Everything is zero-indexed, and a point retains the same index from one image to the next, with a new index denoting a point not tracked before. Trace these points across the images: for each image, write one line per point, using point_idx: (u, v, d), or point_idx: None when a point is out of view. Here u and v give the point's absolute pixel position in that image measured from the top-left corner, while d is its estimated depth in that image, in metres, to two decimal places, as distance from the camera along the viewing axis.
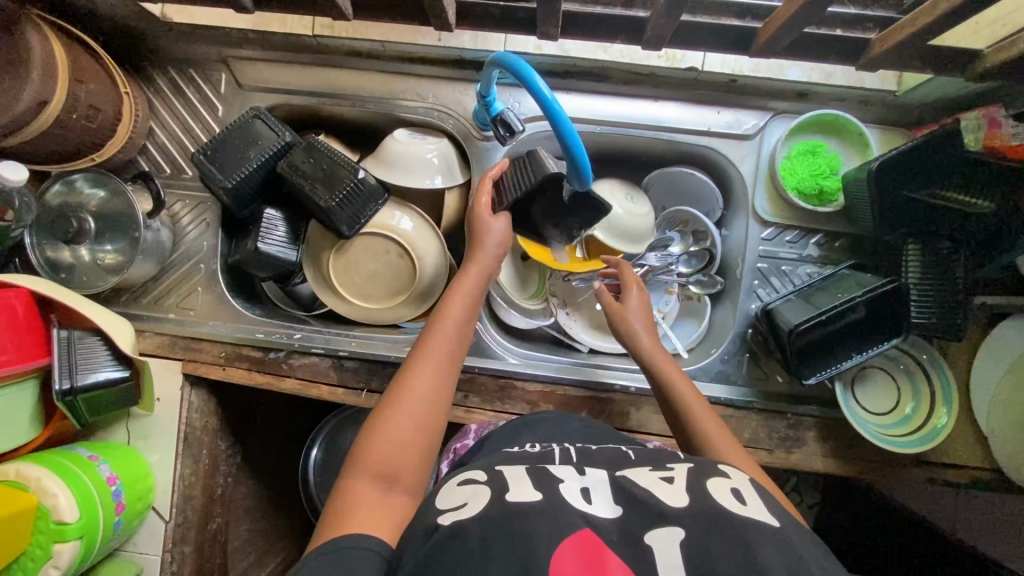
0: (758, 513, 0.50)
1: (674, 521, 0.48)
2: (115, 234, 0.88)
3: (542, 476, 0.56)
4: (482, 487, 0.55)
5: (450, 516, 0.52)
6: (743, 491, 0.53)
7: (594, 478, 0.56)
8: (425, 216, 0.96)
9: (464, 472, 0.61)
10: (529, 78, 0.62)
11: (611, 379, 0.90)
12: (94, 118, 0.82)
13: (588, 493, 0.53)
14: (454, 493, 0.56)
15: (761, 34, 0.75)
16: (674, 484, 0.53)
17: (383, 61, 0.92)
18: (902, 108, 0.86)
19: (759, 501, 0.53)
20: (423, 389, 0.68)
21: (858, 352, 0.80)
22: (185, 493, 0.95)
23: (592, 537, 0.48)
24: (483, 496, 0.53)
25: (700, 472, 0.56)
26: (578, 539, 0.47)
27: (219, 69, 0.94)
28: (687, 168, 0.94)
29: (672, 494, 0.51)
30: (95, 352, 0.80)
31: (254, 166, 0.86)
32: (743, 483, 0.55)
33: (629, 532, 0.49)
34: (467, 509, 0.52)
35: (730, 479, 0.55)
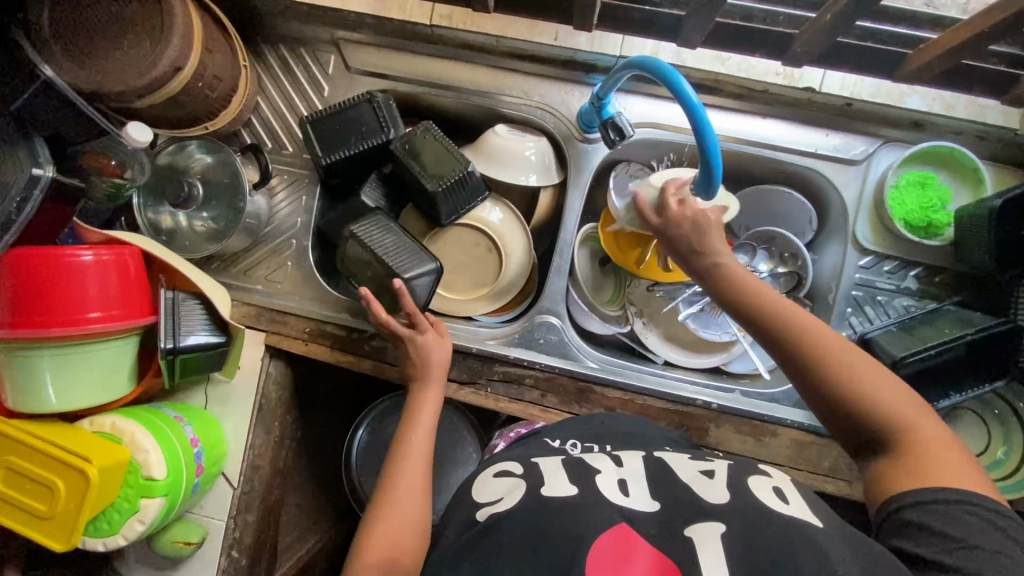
0: (801, 513, 0.54)
1: (719, 517, 0.53)
2: (218, 202, 0.90)
3: (578, 472, 0.63)
4: (520, 482, 0.64)
5: (487, 512, 0.61)
6: (784, 490, 0.58)
7: (630, 470, 0.63)
8: (515, 210, 0.96)
9: (497, 465, 0.71)
10: (678, 85, 0.62)
11: (692, 394, 0.89)
12: (215, 88, 0.84)
13: (625, 487, 0.59)
14: (491, 487, 0.65)
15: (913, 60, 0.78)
16: (714, 479, 0.59)
17: (492, 56, 0.93)
18: (1020, 148, 0.84)
19: (802, 501, 0.57)
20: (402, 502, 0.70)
21: (957, 392, 0.78)
22: (254, 463, 0.96)
23: (628, 531, 0.53)
24: (518, 492, 0.61)
25: (740, 469, 0.62)
26: (612, 535, 0.52)
27: (330, 51, 0.96)
28: (784, 188, 0.94)
29: (713, 491, 0.57)
30: (193, 316, 0.81)
31: (352, 150, 0.89)
32: (783, 482, 0.60)
33: (667, 526, 0.53)
34: (502, 504, 0.60)
35: (772, 478, 0.60)
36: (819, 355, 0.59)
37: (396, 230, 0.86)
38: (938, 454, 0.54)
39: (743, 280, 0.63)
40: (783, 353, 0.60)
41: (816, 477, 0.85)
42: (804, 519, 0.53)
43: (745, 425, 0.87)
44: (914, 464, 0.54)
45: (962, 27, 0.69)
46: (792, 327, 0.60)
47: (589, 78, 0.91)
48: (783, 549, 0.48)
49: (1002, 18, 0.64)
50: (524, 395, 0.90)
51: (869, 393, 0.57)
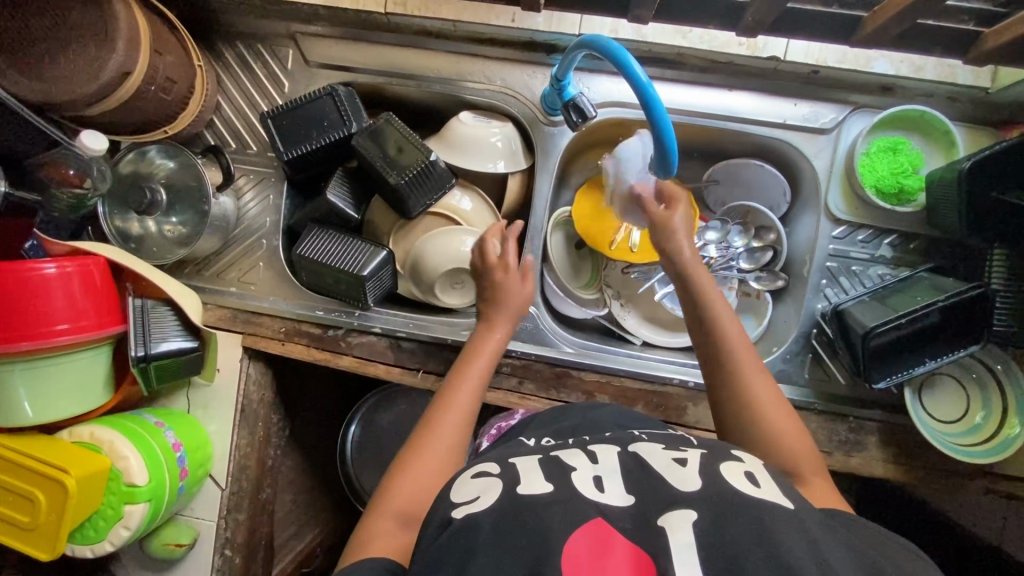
0: (773, 497, 0.52)
1: (690, 504, 0.50)
2: (184, 205, 0.89)
3: (555, 468, 0.58)
4: (493, 480, 0.58)
5: (464, 508, 0.55)
6: (756, 475, 0.56)
7: (606, 467, 0.59)
8: (485, 197, 0.95)
9: (473, 466, 0.63)
10: (625, 64, 0.59)
11: (665, 373, 0.89)
12: (170, 91, 0.83)
13: (600, 482, 0.56)
14: (468, 485, 0.59)
15: (865, 27, 0.74)
16: (686, 467, 0.56)
17: (453, 42, 0.91)
18: (991, 107, 0.83)
19: (775, 482, 0.55)
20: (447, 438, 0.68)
21: (932, 358, 0.78)
22: (240, 463, 0.97)
23: (602, 525, 0.50)
24: (493, 489, 0.56)
25: (713, 456, 0.59)
26: (588, 530, 0.49)
27: (287, 45, 0.94)
28: (756, 161, 0.92)
29: (683, 480, 0.54)
30: (164, 321, 0.82)
31: (314, 145, 0.88)
32: (757, 467, 0.58)
33: (642, 518, 0.51)
34: (478, 501, 0.55)
35: (743, 463, 0.57)
36: (746, 383, 0.67)
37: (339, 233, 0.90)
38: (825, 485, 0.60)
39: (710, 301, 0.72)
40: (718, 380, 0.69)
41: None
42: (774, 501, 0.51)
43: None
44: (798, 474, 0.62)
45: None
46: (731, 348, 0.69)
47: (550, 59, 0.90)
48: (736, 534, 0.46)
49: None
50: (502, 383, 0.90)
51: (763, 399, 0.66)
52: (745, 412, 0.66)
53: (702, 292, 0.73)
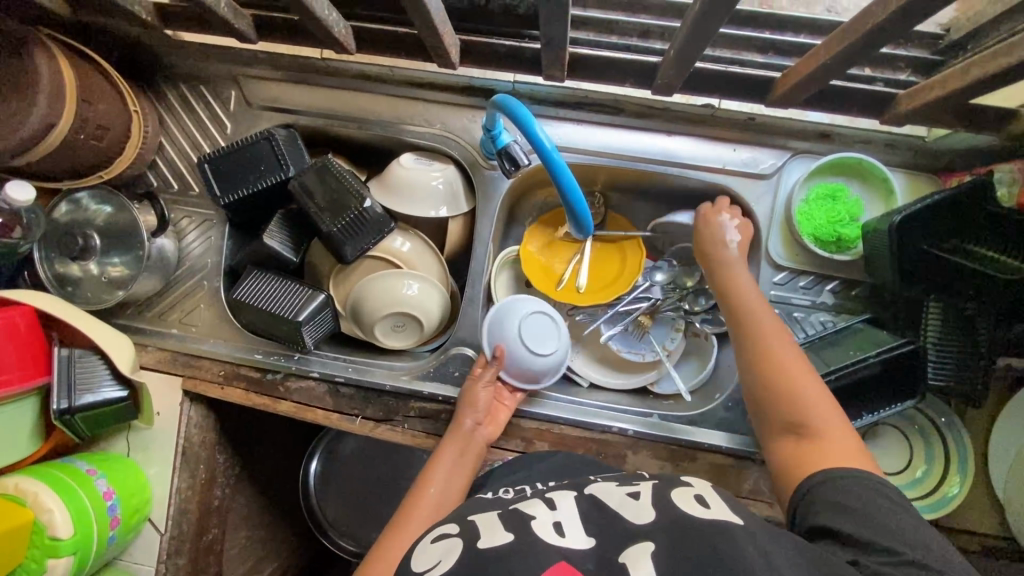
0: (724, 515, 0.53)
1: (647, 537, 0.51)
2: (121, 249, 0.89)
3: (514, 517, 0.57)
4: (456, 541, 0.55)
5: (425, 575, 0.52)
6: (707, 498, 0.57)
7: (565, 511, 0.57)
8: (427, 239, 0.94)
9: (435, 527, 0.60)
10: (530, 130, 0.59)
11: (605, 421, 0.87)
12: (103, 138, 0.82)
13: (560, 528, 0.54)
14: (427, 553, 0.56)
15: (777, 89, 0.72)
16: (640, 500, 0.56)
17: (392, 86, 0.90)
18: (931, 155, 0.82)
19: (724, 505, 0.56)
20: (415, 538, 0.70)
21: (869, 412, 0.76)
22: (181, 507, 0.95)
23: (565, 568, 0.49)
24: (456, 551, 0.54)
25: (665, 485, 0.59)
26: (552, 574, 0.48)
27: (229, 87, 0.94)
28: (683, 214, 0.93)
29: (638, 512, 0.54)
30: (94, 370, 0.81)
31: (251, 189, 0.88)
32: (707, 491, 0.59)
33: (603, 559, 0.50)
34: (441, 565, 0.53)
35: (694, 488, 0.58)
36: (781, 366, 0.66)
37: (277, 277, 0.90)
38: (839, 451, 0.60)
39: (738, 282, 0.75)
40: (753, 364, 0.68)
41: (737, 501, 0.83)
42: (727, 519, 0.52)
43: (663, 450, 0.86)
44: (805, 452, 0.62)
45: (813, 54, 0.63)
46: (767, 335, 0.68)
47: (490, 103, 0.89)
48: None
49: (839, 49, 0.58)
50: (441, 430, 0.88)
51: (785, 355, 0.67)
52: (773, 381, 0.65)
53: (733, 271, 0.76)
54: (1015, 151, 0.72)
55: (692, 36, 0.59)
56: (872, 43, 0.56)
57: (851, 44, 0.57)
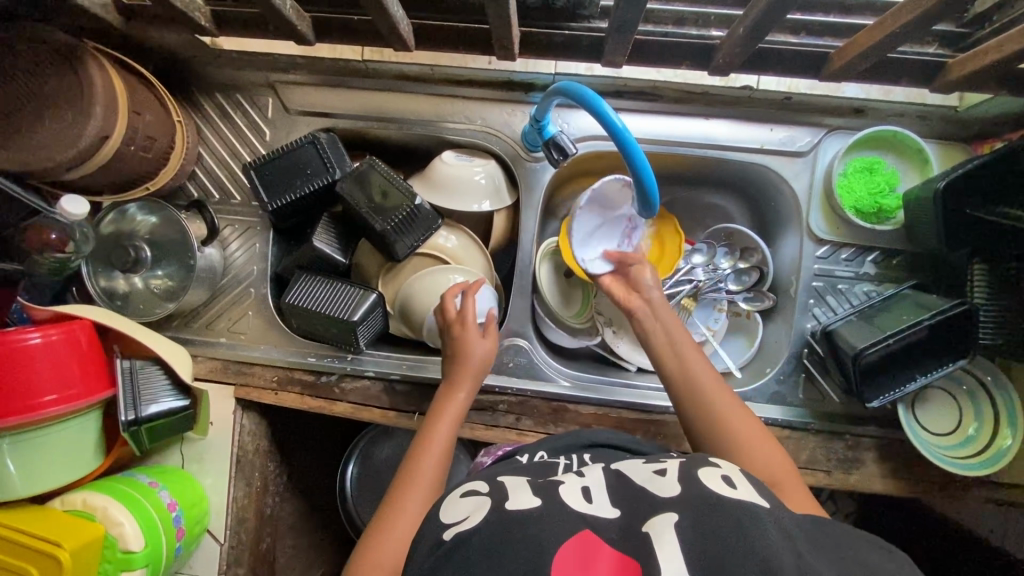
0: (750, 496, 0.51)
1: (672, 509, 0.50)
2: (169, 259, 0.89)
3: (545, 485, 0.58)
4: (483, 500, 0.57)
5: (453, 530, 0.53)
6: (733, 478, 0.55)
7: (595, 481, 0.59)
8: (472, 234, 0.96)
9: (461, 486, 0.62)
10: (601, 112, 0.61)
11: (660, 402, 0.89)
12: (150, 149, 0.83)
13: (589, 494, 0.55)
14: (458, 505, 0.57)
15: (834, 61, 0.72)
16: (667, 476, 0.56)
17: (431, 84, 0.92)
18: (962, 124, 0.84)
19: (751, 486, 0.54)
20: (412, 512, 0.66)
21: (923, 373, 0.78)
22: (238, 516, 0.95)
23: (592, 538, 0.49)
24: (483, 508, 0.55)
25: (693, 464, 0.58)
26: (577, 540, 0.49)
27: (266, 93, 0.94)
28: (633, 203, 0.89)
29: (665, 487, 0.54)
30: (154, 381, 0.81)
31: (298, 194, 0.88)
32: (736, 472, 0.57)
33: (628, 529, 0.50)
34: (468, 521, 0.54)
35: (720, 467, 0.56)
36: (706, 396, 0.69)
37: (327, 279, 0.90)
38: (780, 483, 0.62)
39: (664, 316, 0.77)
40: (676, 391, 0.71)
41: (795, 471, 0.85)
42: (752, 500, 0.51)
43: None
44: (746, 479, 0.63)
45: (879, 24, 0.64)
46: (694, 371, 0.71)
47: (530, 96, 0.91)
48: None
49: (912, 18, 0.59)
50: (499, 421, 0.89)
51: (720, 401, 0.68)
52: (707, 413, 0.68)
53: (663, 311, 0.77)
54: None
55: (761, 19, 0.61)
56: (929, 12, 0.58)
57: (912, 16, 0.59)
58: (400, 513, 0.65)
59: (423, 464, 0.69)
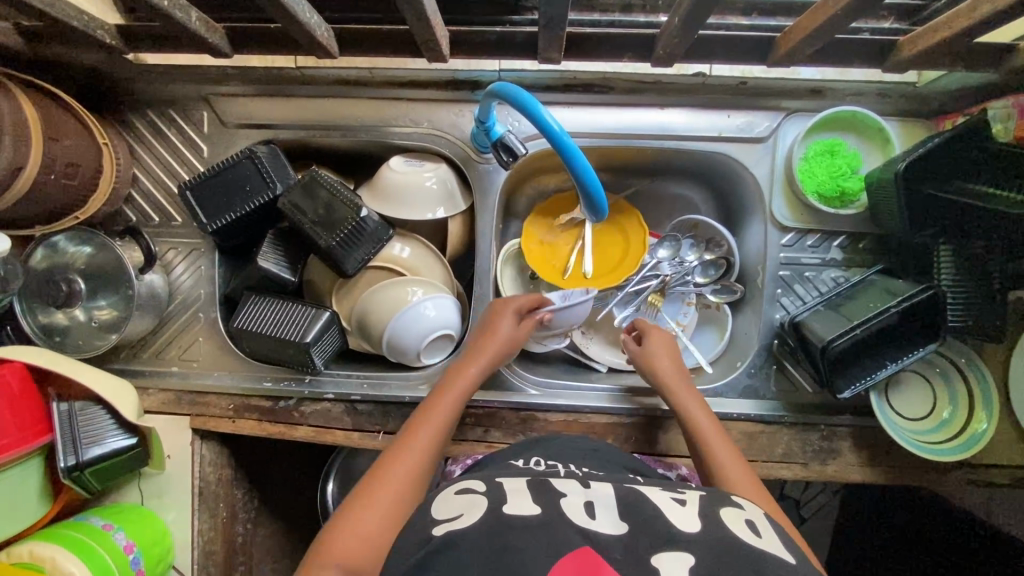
0: (774, 548, 0.49)
1: (687, 548, 0.47)
2: (107, 290, 0.84)
3: (543, 491, 0.56)
4: (480, 499, 0.55)
5: (445, 526, 0.51)
6: (758, 524, 0.53)
7: (600, 493, 0.55)
8: (428, 243, 0.92)
9: (461, 483, 0.60)
10: (537, 114, 0.58)
11: (632, 404, 0.86)
12: (74, 175, 0.78)
13: (591, 510, 0.52)
14: (450, 502, 0.56)
15: (779, 47, 0.69)
16: (685, 507, 0.53)
17: (372, 88, 0.88)
18: (922, 100, 0.82)
19: (776, 535, 0.52)
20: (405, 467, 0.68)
21: (892, 360, 0.76)
22: (206, 549, 0.92)
23: (593, 555, 0.46)
24: (478, 509, 0.53)
25: (713, 499, 0.55)
26: (574, 555, 0.46)
27: (199, 108, 0.89)
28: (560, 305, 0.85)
29: (683, 520, 0.51)
30: (98, 422, 0.77)
31: (239, 213, 0.84)
32: (758, 517, 0.55)
33: (634, 550, 0.47)
34: (462, 519, 0.52)
35: (743, 510, 0.54)
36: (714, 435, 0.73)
37: (277, 299, 0.86)
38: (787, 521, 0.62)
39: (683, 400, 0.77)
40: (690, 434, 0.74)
41: (770, 465, 0.83)
42: (776, 554, 0.48)
43: None
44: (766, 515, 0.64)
45: (821, 5, 0.60)
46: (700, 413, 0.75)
47: (476, 95, 0.87)
48: None
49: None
50: (467, 435, 0.86)
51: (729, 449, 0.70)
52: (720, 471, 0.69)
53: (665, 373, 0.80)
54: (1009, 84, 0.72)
55: (699, 6, 0.58)
56: None
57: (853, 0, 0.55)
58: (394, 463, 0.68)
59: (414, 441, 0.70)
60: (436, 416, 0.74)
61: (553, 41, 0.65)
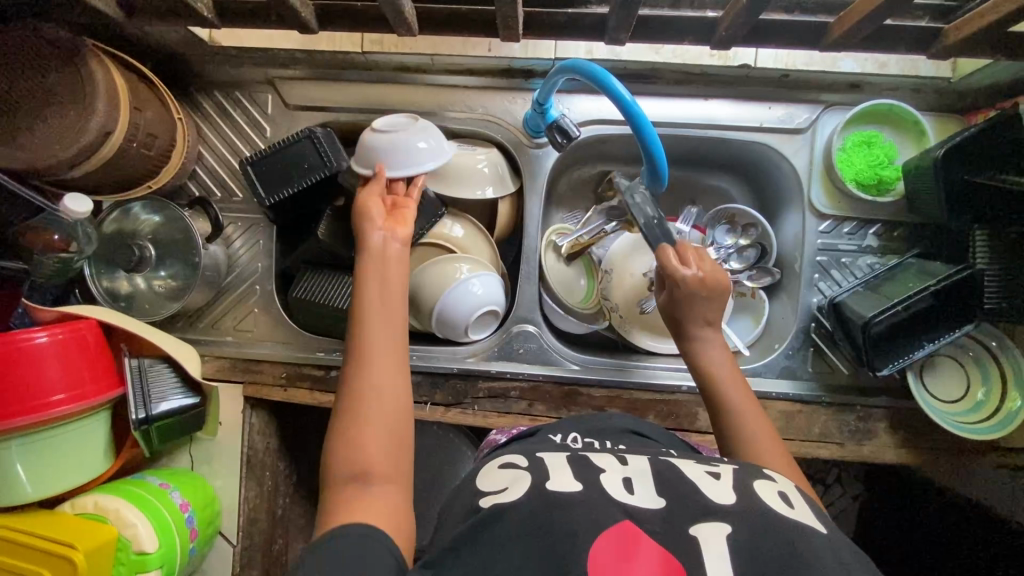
0: (806, 518, 0.51)
1: (724, 518, 0.50)
2: (172, 258, 0.88)
3: (584, 468, 0.57)
4: (523, 473, 0.57)
5: (491, 499, 0.55)
6: (789, 496, 0.55)
7: (636, 468, 0.58)
8: (478, 224, 0.95)
9: (504, 457, 0.64)
10: (607, 84, 0.63)
11: (673, 381, 0.89)
12: (151, 146, 0.82)
13: (630, 484, 0.55)
14: (495, 476, 0.59)
15: (834, 30, 0.73)
16: (720, 481, 0.55)
17: (431, 75, 0.92)
18: (955, 96, 0.86)
19: (807, 507, 0.54)
20: (384, 397, 0.61)
21: (931, 340, 0.79)
22: (251, 516, 0.93)
23: (632, 529, 0.49)
24: (522, 482, 0.55)
25: (746, 472, 0.57)
26: (616, 533, 0.48)
27: (265, 90, 0.94)
28: (473, 299, 0.87)
29: (718, 492, 0.53)
30: (164, 380, 0.80)
31: (296, 188, 0.88)
32: (790, 489, 0.57)
33: (671, 523, 0.50)
34: (508, 493, 0.54)
35: (775, 482, 0.56)
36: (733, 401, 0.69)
37: (336, 274, 0.91)
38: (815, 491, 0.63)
39: (696, 339, 0.73)
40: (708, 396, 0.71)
41: (808, 444, 0.85)
42: (808, 523, 0.50)
43: None
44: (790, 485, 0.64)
45: None
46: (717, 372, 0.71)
47: (530, 83, 0.92)
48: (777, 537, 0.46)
49: None
50: (512, 408, 0.89)
51: (732, 393, 0.69)
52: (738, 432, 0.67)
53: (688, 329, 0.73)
54: None
55: None
56: None
57: None
58: (371, 396, 0.61)
59: (366, 355, 0.63)
60: (362, 307, 0.66)
61: (624, 22, 0.70)
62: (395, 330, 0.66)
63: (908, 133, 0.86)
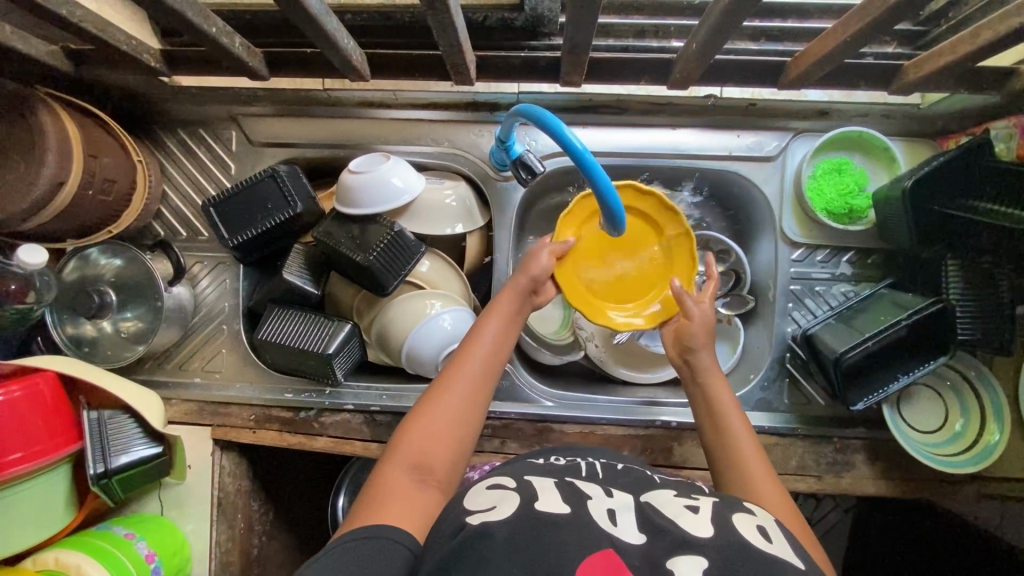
0: (786, 554, 0.49)
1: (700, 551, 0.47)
2: (136, 302, 0.87)
3: (572, 493, 0.56)
4: (511, 493, 0.56)
5: (479, 516, 0.52)
6: (768, 529, 0.53)
7: (621, 502, 0.56)
8: (447, 258, 0.94)
9: (490, 479, 0.62)
10: (560, 132, 0.60)
11: (648, 415, 0.88)
12: (110, 191, 0.81)
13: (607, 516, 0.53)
14: (483, 495, 0.57)
15: (791, 69, 0.72)
16: (699, 514, 0.52)
17: (395, 109, 0.91)
18: (925, 121, 0.86)
19: (786, 541, 0.52)
20: (451, 410, 0.65)
21: (904, 372, 0.77)
22: (223, 560, 0.92)
23: (614, 559, 0.47)
24: (511, 500, 0.54)
25: (726, 505, 0.55)
26: (599, 557, 0.47)
27: (229, 127, 0.93)
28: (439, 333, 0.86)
29: (697, 524, 0.50)
30: (126, 430, 0.79)
31: (261, 229, 0.86)
32: (770, 522, 0.54)
33: (646, 557, 0.48)
34: (495, 512, 0.53)
35: (754, 515, 0.54)
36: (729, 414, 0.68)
37: (301, 312, 0.88)
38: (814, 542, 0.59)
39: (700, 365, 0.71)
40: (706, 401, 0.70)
41: (785, 478, 0.84)
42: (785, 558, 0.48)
43: None
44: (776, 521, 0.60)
45: (830, 32, 0.64)
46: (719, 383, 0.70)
47: (495, 116, 0.91)
48: None
49: (860, 28, 0.59)
50: (484, 446, 0.88)
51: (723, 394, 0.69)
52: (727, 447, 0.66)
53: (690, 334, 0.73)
54: (1007, 106, 0.76)
55: (713, 35, 0.62)
56: (884, 20, 0.58)
57: (869, 23, 0.58)
58: (436, 414, 0.64)
59: (457, 378, 0.67)
60: (477, 344, 0.69)
61: (577, 63, 0.69)
62: (490, 376, 0.69)
63: (879, 158, 0.85)
